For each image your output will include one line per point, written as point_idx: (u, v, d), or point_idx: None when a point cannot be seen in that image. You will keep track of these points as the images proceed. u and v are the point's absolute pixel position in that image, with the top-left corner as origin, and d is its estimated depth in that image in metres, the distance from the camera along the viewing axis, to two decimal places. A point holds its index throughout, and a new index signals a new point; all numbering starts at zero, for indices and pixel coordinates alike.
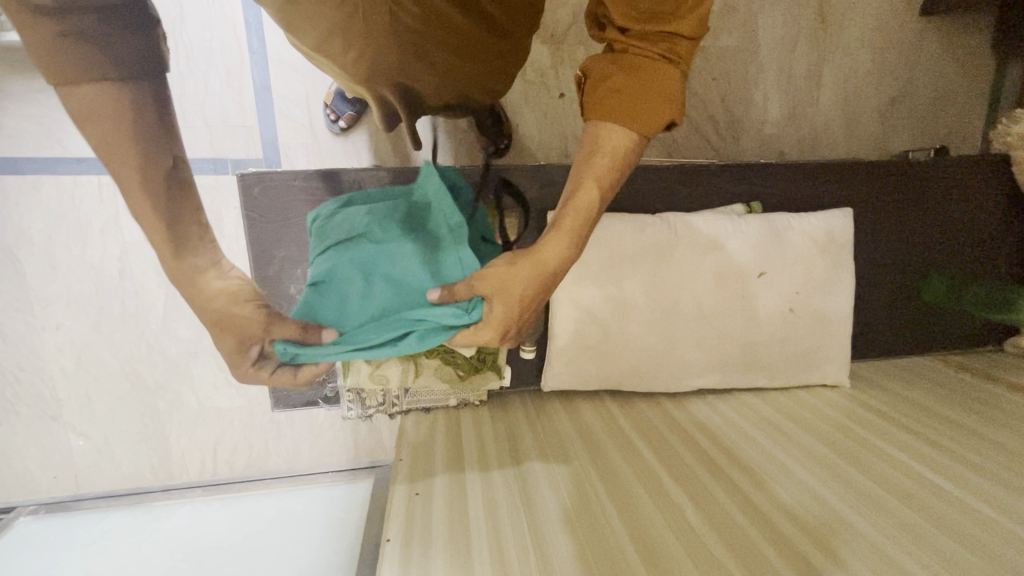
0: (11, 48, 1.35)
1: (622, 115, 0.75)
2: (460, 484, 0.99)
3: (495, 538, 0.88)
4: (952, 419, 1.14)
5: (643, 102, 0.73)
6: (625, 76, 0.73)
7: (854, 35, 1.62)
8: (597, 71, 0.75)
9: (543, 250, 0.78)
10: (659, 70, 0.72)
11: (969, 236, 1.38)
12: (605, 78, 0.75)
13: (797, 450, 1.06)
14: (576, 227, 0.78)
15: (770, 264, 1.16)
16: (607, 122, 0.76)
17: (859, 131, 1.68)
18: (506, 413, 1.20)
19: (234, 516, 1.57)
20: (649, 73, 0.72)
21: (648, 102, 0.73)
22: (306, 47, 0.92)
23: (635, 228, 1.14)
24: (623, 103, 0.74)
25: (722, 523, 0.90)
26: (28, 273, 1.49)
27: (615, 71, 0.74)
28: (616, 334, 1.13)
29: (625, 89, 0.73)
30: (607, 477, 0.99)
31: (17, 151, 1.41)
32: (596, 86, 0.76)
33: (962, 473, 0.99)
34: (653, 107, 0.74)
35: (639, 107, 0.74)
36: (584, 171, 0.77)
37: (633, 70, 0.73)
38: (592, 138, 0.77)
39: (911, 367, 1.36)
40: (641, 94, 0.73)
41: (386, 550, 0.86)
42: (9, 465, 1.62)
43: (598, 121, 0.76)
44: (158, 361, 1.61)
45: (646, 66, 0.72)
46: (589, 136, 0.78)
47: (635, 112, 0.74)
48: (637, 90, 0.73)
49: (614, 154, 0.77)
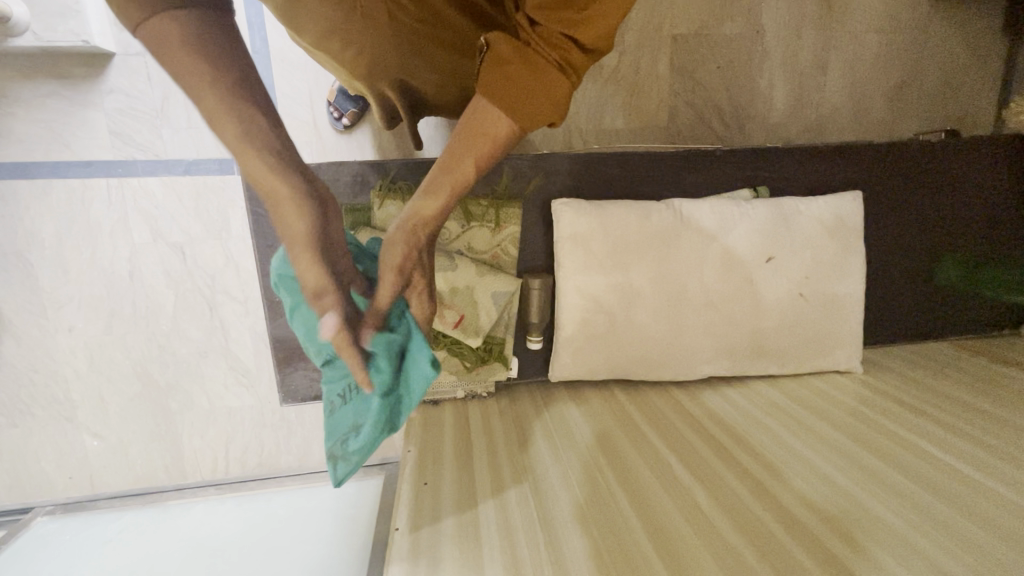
0: (18, 53, 1.36)
1: (503, 106, 0.72)
2: (469, 476, 0.99)
3: (505, 529, 0.88)
4: (969, 402, 1.12)
5: (524, 103, 0.71)
6: (523, 68, 0.70)
7: (861, 18, 1.60)
8: (498, 48, 0.71)
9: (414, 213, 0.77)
10: (551, 73, 0.70)
11: (983, 217, 1.35)
12: (503, 60, 0.70)
13: (811, 437, 1.04)
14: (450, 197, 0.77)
15: (778, 248, 1.15)
16: (484, 104, 0.73)
17: (868, 115, 1.66)
18: (514, 404, 1.19)
19: (247, 514, 1.58)
20: (542, 72, 0.70)
21: (533, 99, 0.71)
22: (307, 42, 0.92)
23: (641, 216, 1.12)
24: (511, 93, 0.71)
25: (736, 511, 0.89)
26: (40, 277, 1.51)
27: (514, 60, 0.70)
28: (624, 322, 1.12)
29: (517, 81, 0.70)
30: (617, 468, 0.98)
31: (28, 156, 1.43)
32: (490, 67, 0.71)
33: (980, 457, 0.97)
34: (536, 108, 0.72)
35: (521, 104, 0.72)
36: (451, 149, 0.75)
37: (530, 64, 0.70)
38: (472, 115, 0.74)
39: (926, 352, 1.34)
40: (530, 90, 0.71)
41: (395, 540, 0.87)
42: (26, 465, 1.65)
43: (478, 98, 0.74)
44: (169, 361, 1.62)
45: (542, 65, 0.70)
46: (467, 111, 0.75)
47: (518, 107, 0.72)
48: (524, 89, 0.71)
49: (491, 136, 0.74)
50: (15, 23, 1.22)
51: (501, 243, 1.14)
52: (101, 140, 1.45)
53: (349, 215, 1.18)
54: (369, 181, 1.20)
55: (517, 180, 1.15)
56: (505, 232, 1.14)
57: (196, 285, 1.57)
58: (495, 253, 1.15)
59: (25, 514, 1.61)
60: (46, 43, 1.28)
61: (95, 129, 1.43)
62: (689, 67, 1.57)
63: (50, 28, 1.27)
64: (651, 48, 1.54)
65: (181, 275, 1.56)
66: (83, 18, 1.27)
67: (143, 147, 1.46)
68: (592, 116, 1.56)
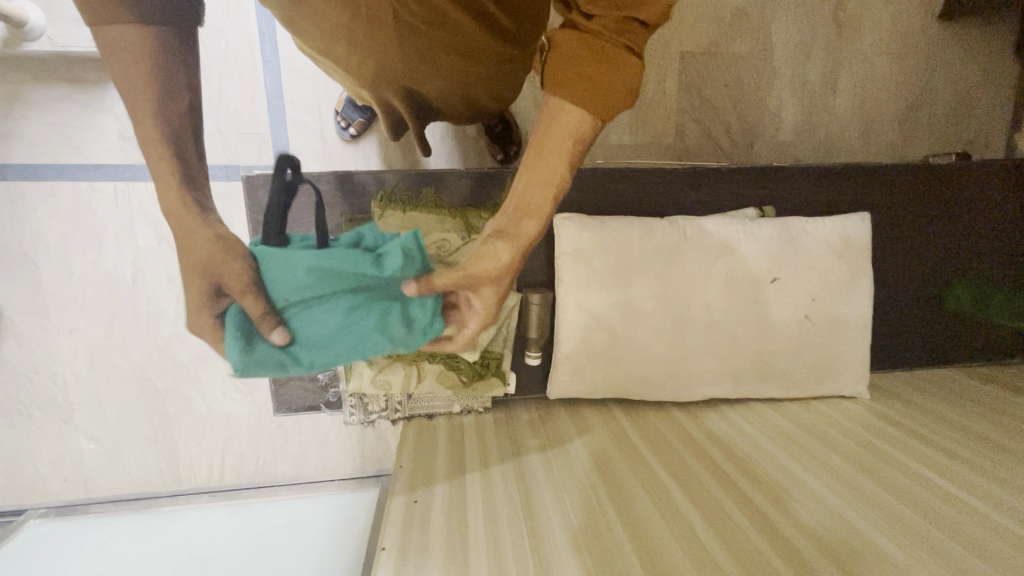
0: (33, 56, 1.38)
1: (591, 99, 0.69)
2: (461, 493, 0.96)
3: (495, 551, 0.85)
4: (979, 432, 1.08)
5: (604, 86, 0.68)
6: (591, 57, 0.66)
7: (871, 40, 1.59)
8: (562, 49, 0.68)
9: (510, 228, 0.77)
10: (622, 55, 0.66)
11: (996, 242, 1.32)
12: (572, 56, 0.67)
13: (814, 464, 1.01)
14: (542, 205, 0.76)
15: (784, 269, 1.13)
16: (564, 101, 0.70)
17: (878, 136, 1.64)
18: (511, 420, 1.16)
19: (237, 522, 1.58)
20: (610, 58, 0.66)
21: (608, 87, 0.68)
22: (312, 51, 0.92)
23: (644, 232, 1.10)
24: (587, 87, 0.68)
25: (733, 539, 0.86)
26: (44, 278, 1.51)
27: (579, 51, 0.67)
28: (624, 340, 1.09)
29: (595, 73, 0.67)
30: (613, 488, 0.96)
31: (36, 157, 1.44)
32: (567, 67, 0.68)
33: (998, 494, 0.93)
34: (613, 95, 0.69)
35: (599, 95, 0.69)
36: (533, 160, 0.74)
37: (596, 54, 0.66)
38: (546, 116, 0.72)
39: (935, 379, 1.31)
40: (604, 83, 0.68)
41: (381, 560, 0.84)
42: (21, 467, 1.63)
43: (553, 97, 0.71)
44: (168, 365, 1.61)
45: (614, 48, 0.66)
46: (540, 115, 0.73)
47: (600, 96, 0.69)
48: (604, 80, 0.68)
49: (571, 137, 0.72)
50: (31, 27, 1.31)
51: None
52: (110, 143, 1.46)
53: (350, 223, 1.19)
54: (367, 192, 1.20)
55: None
56: None
57: None
58: None
59: (17, 516, 1.61)
60: (59, 49, 1.34)
61: (105, 132, 1.44)
62: (697, 84, 1.56)
63: (64, 34, 1.33)
64: (659, 64, 1.54)
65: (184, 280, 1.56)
66: None
67: None
68: (598, 130, 1.55)
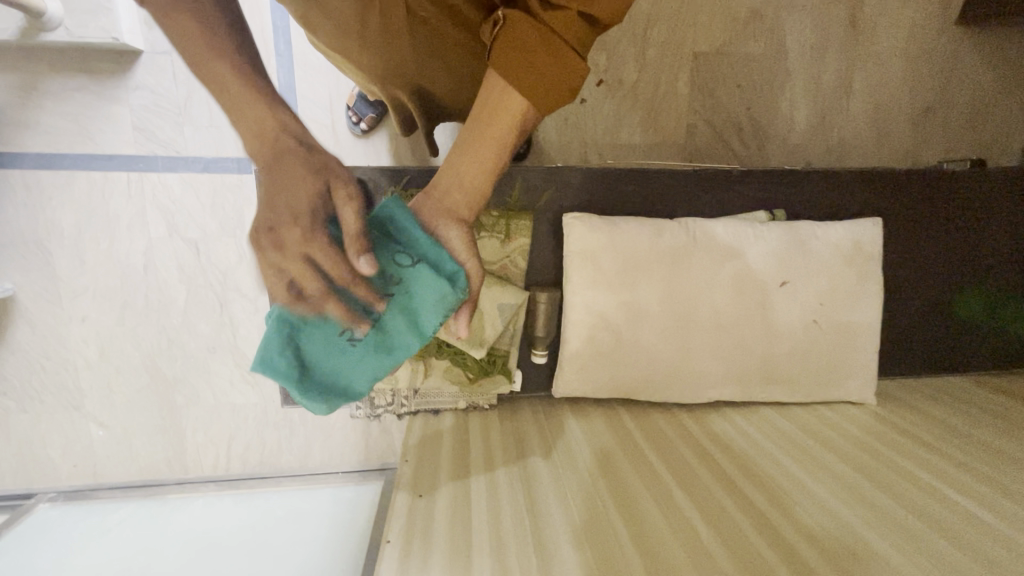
0: (51, 48, 1.40)
1: (529, 82, 0.65)
2: (464, 489, 0.97)
3: (496, 547, 0.86)
4: (987, 441, 1.07)
5: (545, 81, 0.65)
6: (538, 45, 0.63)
7: (887, 43, 1.57)
8: (513, 29, 0.64)
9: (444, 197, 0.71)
10: (565, 47, 0.64)
11: (1009, 250, 1.31)
12: (518, 41, 0.64)
13: (819, 470, 1.01)
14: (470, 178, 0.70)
15: (793, 273, 1.12)
16: (504, 85, 0.66)
17: (891, 141, 1.63)
18: (515, 418, 1.17)
19: (244, 511, 1.61)
20: (554, 52, 0.64)
21: (549, 78, 0.65)
22: (325, 46, 0.92)
23: (653, 233, 1.10)
24: (528, 69, 0.65)
25: (733, 541, 0.87)
26: (57, 266, 1.53)
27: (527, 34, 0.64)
28: (630, 341, 1.10)
29: (537, 59, 0.64)
30: (616, 488, 0.96)
31: (52, 147, 1.46)
32: (513, 53, 0.65)
33: (1002, 504, 0.92)
34: (552, 88, 0.66)
35: (538, 81, 0.65)
36: (472, 146, 0.69)
37: (543, 42, 0.63)
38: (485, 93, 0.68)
39: (944, 386, 1.30)
40: (545, 73, 0.65)
41: (385, 553, 0.85)
42: (33, 451, 1.66)
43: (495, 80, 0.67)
44: (177, 355, 1.63)
45: (555, 37, 0.63)
46: (481, 99, 0.68)
47: (539, 82, 0.65)
48: (545, 70, 0.64)
49: (509, 117, 0.67)
50: (49, 18, 1.30)
51: (510, 255, 1.12)
52: (124, 134, 1.47)
53: None
54: (379, 187, 1.21)
55: (528, 193, 1.14)
56: (514, 244, 1.12)
57: (208, 281, 1.59)
58: (504, 265, 1.13)
59: (27, 499, 1.64)
60: (76, 39, 1.34)
61: (120, 123, 1.46)
62: (710, 85, 1.56)
63: (82, 25, 1.33)
64: (671, 65, 1.53)
65: (194, 270, 1.57)
66: (114, 16, 1.32)
67: (164, 143, 1.49)
68: (609, 130, 1.55)
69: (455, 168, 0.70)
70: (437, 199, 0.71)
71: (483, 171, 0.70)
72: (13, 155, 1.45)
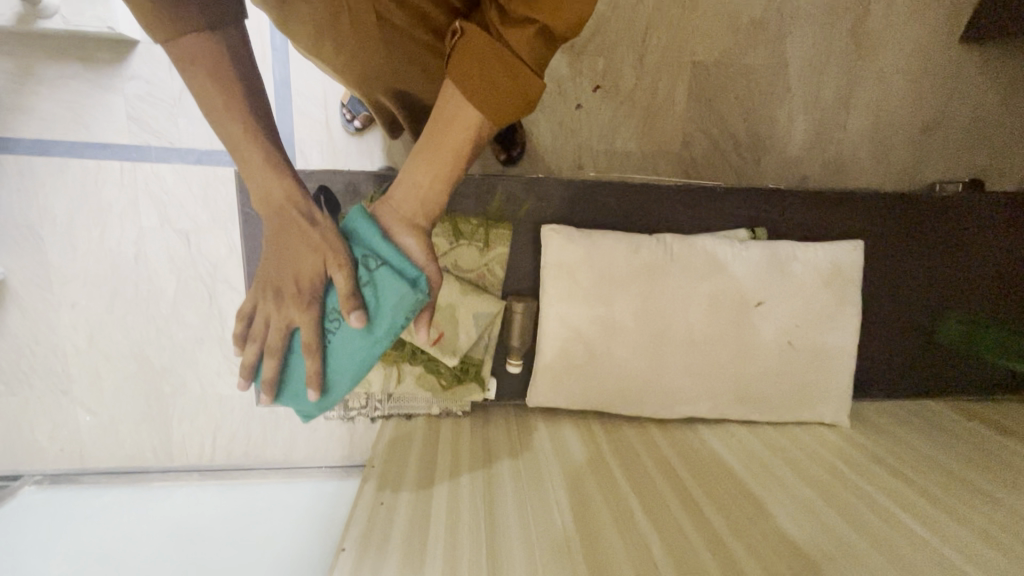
0: (48, 35, 1.40)
1: (483, 97, 0.65)
2: (428, 496, 0.97)
3: (452, 557, 0.86)
4: (956, 471, 1.07)
5: (497, 93, 0.64)
6: (491, 61, 0.63)
7: (890, 59, 1.56)
8: (469, 45, 0.64)
9: (403, 208, 0.74)
10: (515, 61, 0.62)
11: (995, 276, 1.30)
12: (474, 55, 0.64)
13: (783, 492, 1.01)
14: (427, 189, 0.72)
15: (770, 293, 1.12)
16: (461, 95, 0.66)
17: (888, 158, 1.61)
18: (488, 426, 1.18)
19: (224, 501, 1.64)
20: (507, 70, 0.63)
21: (502, 94, 0.65)
22: (308, 48, 0.92)
23: (631, 248, 1.10)
24: (483, 85, 0.64)
25: (691, 563, 0.87)
26: (48, 252, 1.54)
27: (480, 50, 0.63)
28: (603, 355, 1.10)
29: (491, 76, 0.64)
30: (579, 502, 0.96)
31: (46, 133, 1.46)
32: (466, 66, 0.64)
33: (961, 536, 0.93)
34: (505, 104, 0.65)
35: (491, 97, 0.65)
36: (427, 155, 0.70)
37: (496, 59, 0.63)
38: (444, 103, 0.68)
39: (922, 411, 1.29)
40: (497, 90, 0.65)
41: (339, 559, 0.85)
42: (19, 433, 1.67)
43: (451, 92, 0.67)
44: (165, 345, 1.64)
45: (505, 50, 0.62)
46: (440, 108, 0.68)
47: (493, 98, 0.65)
48: (497, 86, 0.64)
49: (463, 131, 0.68)
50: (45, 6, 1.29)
51: (488, 264, 1.13)
52: (120, 124, 1.48)
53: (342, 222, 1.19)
54: (360, 190, 1.20)
55: (508, 202, 1.14)
56: (492, 254, 1.13)
57: (197, 273, 1.59)
58: (481, 273, 1.13)
59: (12, 481, 1.65)
60: (72, 27, 1.34)
61: (115, 113, 1.47)
62: (707, 95, 1.55)
63: (78, 13, 1.32)
64: (668, 73, 1.52)
65: (184, 262, 1.58)
66: (111, 6, 1.32)
67: (158, 134, 1.49)
68: (603, 136, 1.54)
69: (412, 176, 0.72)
70: (394, 206, 0.74)
71: (436, 181, 0.71)
72: (6, 140, 1.46)
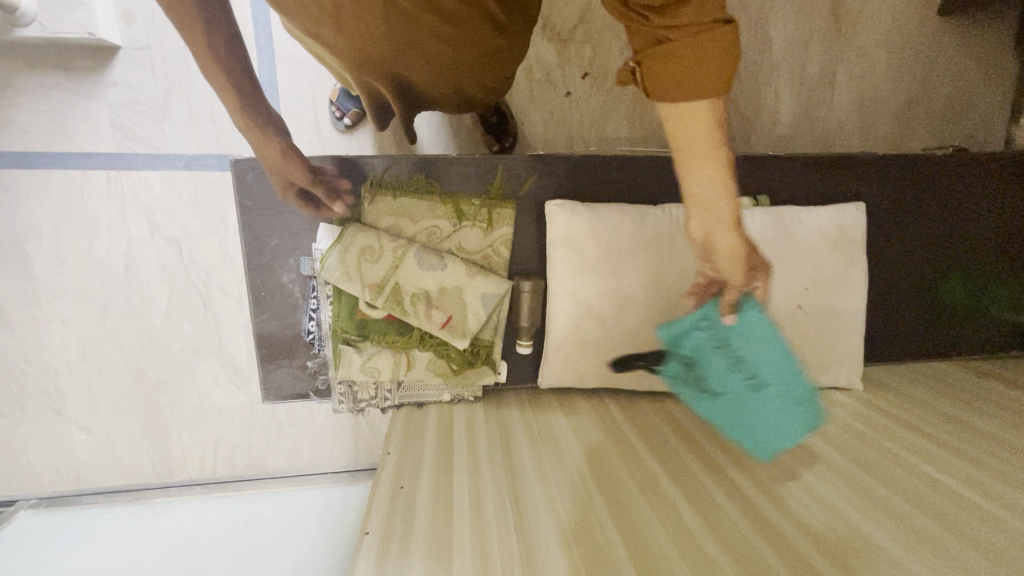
0: (25, 44, 1.37)
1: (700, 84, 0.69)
2: (448, 480, 0.95)
3: (481, 538, 0.84)
4: (971, 424, 1.08)
5: (708, 70, 0.67)
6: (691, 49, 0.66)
7: (871, 34, 1.58)
8: (661, 63, 0.68)
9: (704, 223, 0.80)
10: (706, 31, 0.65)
11: (992, 233, 1.31)
12: (675, 60, 0.67)
13: (805, 455, 1.00)
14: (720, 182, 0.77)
15: (778, 257, 1.12)
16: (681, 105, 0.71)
17: (875, 131, 1.63)
18: (502, 410, 1.16)
19: (230, 513, 1.59)
20: (707, 43, 0.66)
21: (711, 64, 0.67)
22: (302, 31, 0.90)
23: (637, 219, 1.10)
24: (691, 74, 0.68)
25: (724, 527, 0.86)
26: (35, 267, 1.50)
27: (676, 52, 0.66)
28: (616, 329, 1.09)
29: (697, 60, 0.67)
30: (603, 478, 0.95)
31: (27, 146, 1.43)
32: (668, 80, 0.69)
33: (984, 481, 0.93)
34: (719, 66, 0.67)
35: (702, 76, 0.68)
36: (693, 166, 0.76)
37: (694, 44, 0.66)
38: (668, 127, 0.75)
39: (930, 372, 1.30)
40: (705, 61, 0.67)
41: (364, 544, 0.83)
42: (12, 458, 1.62)
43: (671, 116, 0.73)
44: (161, 357, 1.60)
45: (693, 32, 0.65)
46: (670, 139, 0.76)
47: (706, 77, 0.68)
48: (707, 58, 0.66)
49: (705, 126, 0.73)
50: (22, 14, 1.25)
51: (493, 244, 1.14)
52: (103, 132, 1.45)
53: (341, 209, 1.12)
54: (358, 175, 1.11)
55: (511, 181, 1.13)
56: (497, 233, 1.14)
57: (191, 280, 1.56)
58: (487, 254, 1.14)
59: (7, 507, 1.59)
60: (50, 35, 1.30)
61: (98, 121, 1.43)
62: None
63: (56, 20, 1.29)
64: None
65: (176, 271, 1.55)
66: (90, 10, 1.29)
67: (144, 141, 1.46)
68: (595, 121, 1.54)
69: (693, 191, 0.77)
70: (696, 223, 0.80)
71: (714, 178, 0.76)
72: None
